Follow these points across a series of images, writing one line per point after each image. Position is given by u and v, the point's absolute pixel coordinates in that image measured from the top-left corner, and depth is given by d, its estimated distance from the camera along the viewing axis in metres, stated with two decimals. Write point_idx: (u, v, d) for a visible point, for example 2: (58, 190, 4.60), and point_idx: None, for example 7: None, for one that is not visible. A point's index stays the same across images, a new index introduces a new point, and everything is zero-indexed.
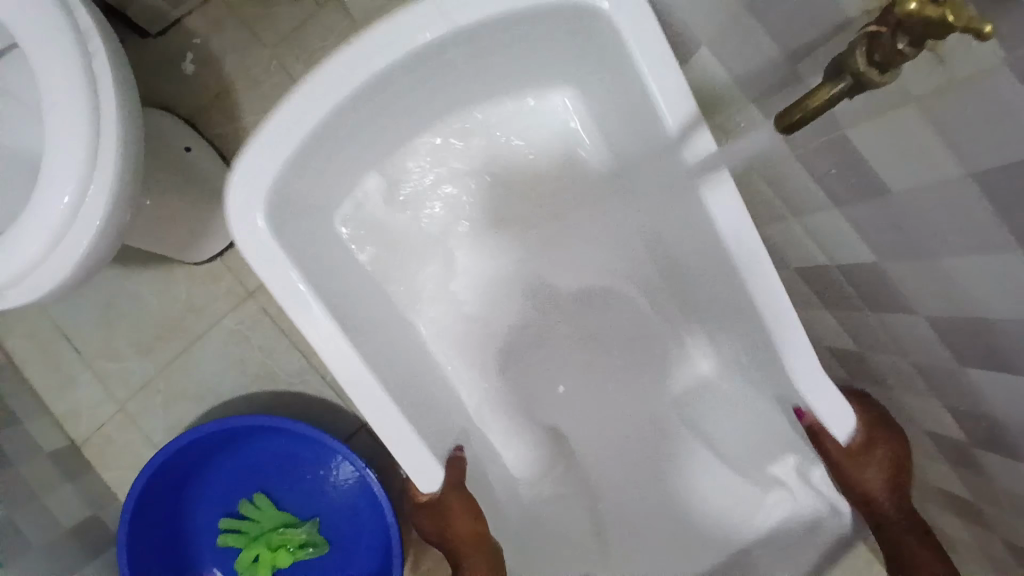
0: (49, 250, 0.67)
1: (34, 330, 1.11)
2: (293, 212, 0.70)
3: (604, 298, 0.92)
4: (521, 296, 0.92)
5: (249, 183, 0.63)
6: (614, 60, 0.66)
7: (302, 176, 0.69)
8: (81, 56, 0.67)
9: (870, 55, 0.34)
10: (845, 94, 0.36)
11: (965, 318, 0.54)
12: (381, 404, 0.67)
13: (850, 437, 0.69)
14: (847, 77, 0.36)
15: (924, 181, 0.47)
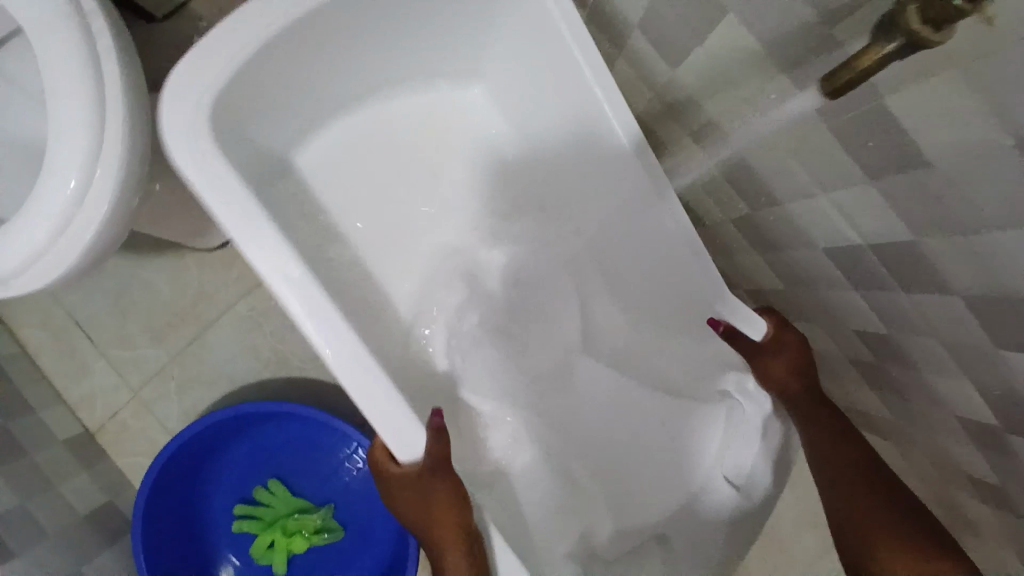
0: (53, 238, 0.65)
1: (48, 318, 1.11)
2: (230, 146, 0.66)
3: (528, 273, 0.91)
4: (451, 273, 0.89)
5: (184, 106, 0.60)
6: (572, 97, 0.74)
7: (230, 112, 0.66)
8: (82, 34, 0.65)
9: (924, 12, 0.32)
10: (900, 53, 0.34)
11: (1007, 296, 0.51)
12: (352, 340, 0.62)
13: (761, 334, 0.71)
14: (899, 37, 0.33)
15: (969, 151, 0.44)
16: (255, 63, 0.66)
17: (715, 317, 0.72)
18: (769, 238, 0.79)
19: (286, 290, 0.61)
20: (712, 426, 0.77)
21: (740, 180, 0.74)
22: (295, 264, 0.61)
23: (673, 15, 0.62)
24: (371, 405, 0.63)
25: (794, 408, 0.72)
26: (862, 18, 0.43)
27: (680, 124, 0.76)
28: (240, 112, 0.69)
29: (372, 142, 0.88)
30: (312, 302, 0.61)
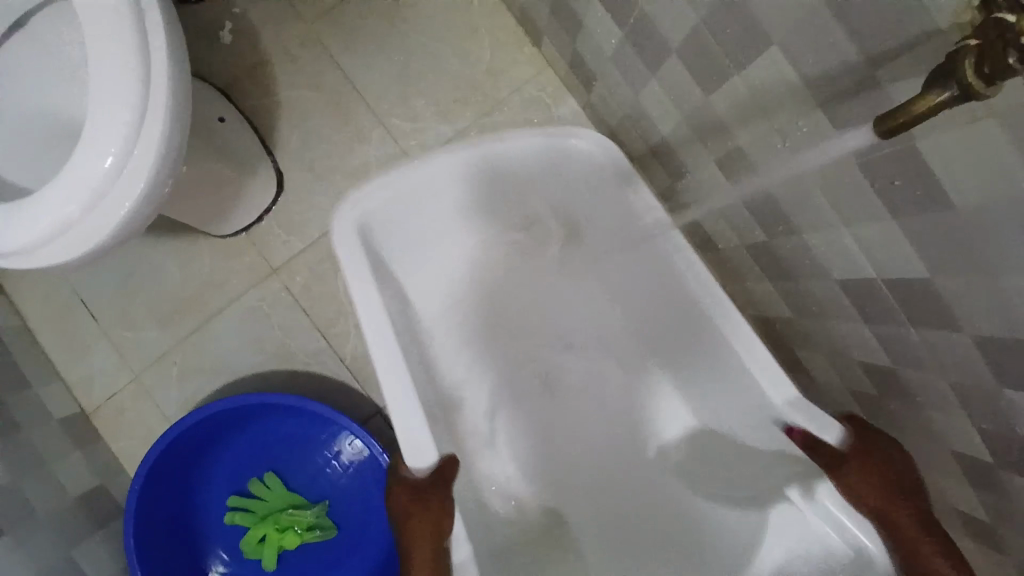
0: (86, 212, 0.66)
1: (54, 294, 1.10)
2: (383, 295, 0.82)
3: (598, 394, 1.04)
4: (530, 383, 1.05)
5: (352, 268, 0.77)
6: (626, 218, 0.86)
7: (376, 271, 0.82)
8: (132, 10, 0.66)
9: (979, 67, 0.34)
10: (952, 101, 0.37)
11: (1018, 339, 0.53)
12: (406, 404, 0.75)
13: (840, 441, 0.72)
14: (954, 86, 0.36)
15: (995, 198, 0.47)
16: (378, 219, 0.83)
17: (789, 426, 0.75)
18: (786, 267, 0.81)
19: (380, 354, 0.75)
20: (785, 532, 0.76)
21: (762, 209, 0.76)
22: (396, 353, 0.76)
23: (713, 42, 0.64)
24: (403, 420, 0.74)
25: (895, 531, 0.66)
26: (905, 59, 0.45)
27: (707, 148, 0.78)
28: (378, 268, 0.85)
29: (470, 286, 1.02)
30: (389, 361, 0.75)
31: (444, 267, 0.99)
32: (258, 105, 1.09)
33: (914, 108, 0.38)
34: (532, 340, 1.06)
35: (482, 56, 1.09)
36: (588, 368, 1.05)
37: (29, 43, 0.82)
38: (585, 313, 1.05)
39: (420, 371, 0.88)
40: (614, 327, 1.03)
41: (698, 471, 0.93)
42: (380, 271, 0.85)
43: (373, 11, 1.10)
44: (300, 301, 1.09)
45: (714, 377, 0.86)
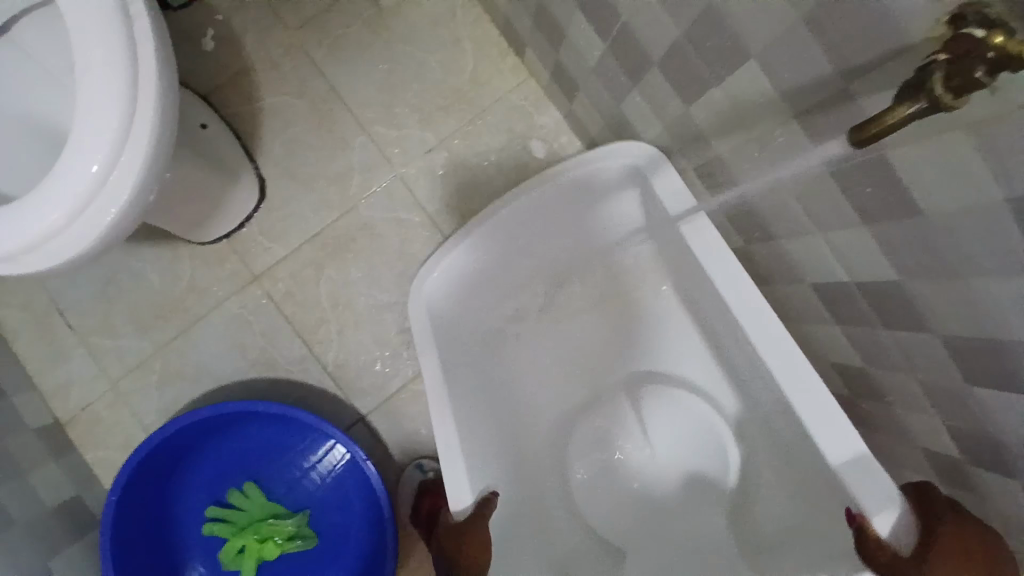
0: (72, 216, 0.66)
1: (29, 301, 1.08)
2: (450, 365, 0.86)
3: (673, 415, 0.98)
4: (602, 416, 1.00)
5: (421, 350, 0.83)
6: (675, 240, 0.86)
7: (444, 341, 0.87)
8: (121, 15, 0.66)
9: (947, 80, 0.37)
10: (919, 113, 0.39)
11: (984, 338, 0.56)
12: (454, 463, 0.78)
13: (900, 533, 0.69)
14: (923, 99, 0.39)
15: (960, 204, 0.50)
16: (439, 293, 0.87)
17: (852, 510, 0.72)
18: (764, 273, 0.84)
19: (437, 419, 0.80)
20: None
21: (742, 218, 0.78)
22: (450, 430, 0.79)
23: (693, 56, 0.66)
24: (451, 472, 0.78)
25: None
26: (877, 73, 0.48)
27: (688, 158, 0.81)
28: (447, 331, 0.88)
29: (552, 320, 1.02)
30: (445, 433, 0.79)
31: (525, 304, 1.00)
32: (241, 111, 1.08)
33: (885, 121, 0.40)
34: (604, 371, 1.02)
35: (466, 65, 1.10)
36: (653, 391, 0.99)
37: (11, 46, 0.81)
38: (668, 335, 0.99)
39: (478, 413, 0.88)
40: (687, 341, 0.97)
41: (758, 492, 0.91)
42: (449, 333, 0.89)
43: (357, 19, 1.11)
44: (283, 308, 1.08)
45: (767, 403, 0.85)
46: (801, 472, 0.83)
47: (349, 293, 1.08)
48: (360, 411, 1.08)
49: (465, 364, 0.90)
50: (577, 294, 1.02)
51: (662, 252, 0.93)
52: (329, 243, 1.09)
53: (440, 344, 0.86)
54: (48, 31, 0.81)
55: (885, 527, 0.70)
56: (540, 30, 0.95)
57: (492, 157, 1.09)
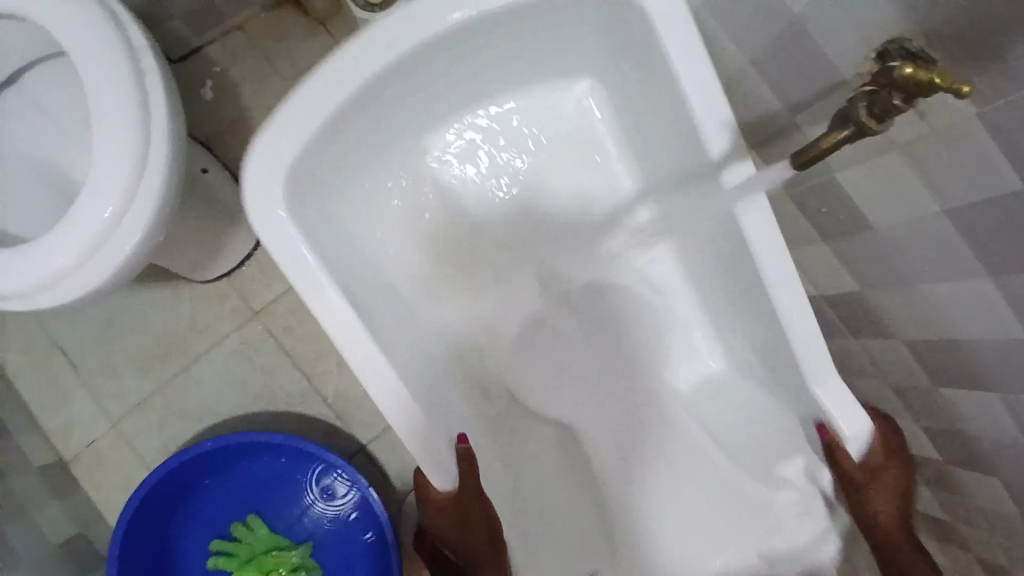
0: (85, 258, 0.71)
1: (31, 343, 1.10)
2: (347, 276, 0.70)
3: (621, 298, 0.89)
4: (526, 299, 0.91)
5: (307, 280, 0.65)
6: (666, 102, 0.70)
7: (322, 239, 0.69)
8: (133, 69, 0.72)
9: (870, 108, 0.43)
10: (849, 137, 0.45)
11: (938, 339, 0.61)
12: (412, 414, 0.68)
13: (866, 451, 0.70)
14: (851, 125, 0.44)
15: (902, 216, 0.55)
16: (296, 182, 0.66)
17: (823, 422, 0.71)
18: None
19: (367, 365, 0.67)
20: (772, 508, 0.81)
21: None
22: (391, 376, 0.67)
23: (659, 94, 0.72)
24: (407, 425, 0.68)
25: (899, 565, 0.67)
26: (819, 107, 0.54)
27: None
28: (317, 219, 0.70)
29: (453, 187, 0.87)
30: (379, 375, 0.67)
31: (428, 166, 0.85)
32: (239, 156, 1.14)
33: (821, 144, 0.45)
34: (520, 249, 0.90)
35: None
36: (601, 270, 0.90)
37: (17, 99, 0.86)
38: (599, 183, 0.88)
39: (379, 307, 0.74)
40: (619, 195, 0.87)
41: (728, 356, 0.86)
42: (320, 227, 0.70)
43: None
44: (282, 342, 1.11)
45: (736, 280, 0.75)
46: (779, 358, 0.74)
47: None
48: (360, 441, 1.11)
49: (353, 251, 0.74)
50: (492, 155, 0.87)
51: (620, 96, 0.82)
52: None
53: (320, 246, 0.68)
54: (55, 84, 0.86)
55: (856, 444, 0.70)
56: None
57: None
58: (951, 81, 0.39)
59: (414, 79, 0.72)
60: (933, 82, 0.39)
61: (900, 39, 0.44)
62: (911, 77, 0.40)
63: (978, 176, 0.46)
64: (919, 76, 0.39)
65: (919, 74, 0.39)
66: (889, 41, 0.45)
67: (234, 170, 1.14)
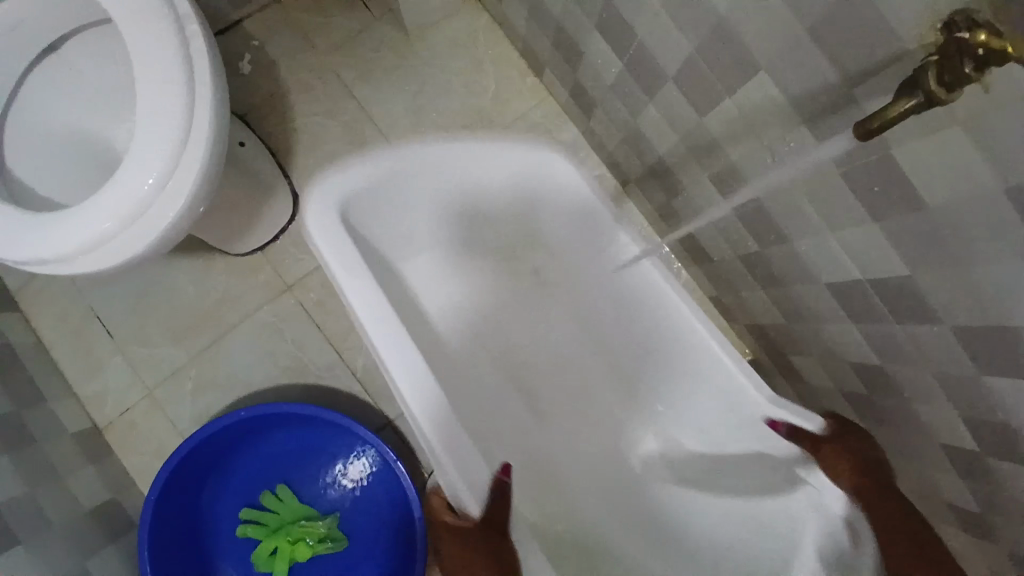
0: (129, 224, 0.72)
1: (68, 311, 1.13)
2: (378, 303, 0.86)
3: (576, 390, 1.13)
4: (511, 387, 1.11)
5: (366, 306, 0.80)
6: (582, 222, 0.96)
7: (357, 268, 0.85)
8: (177, 35, 0.72)
9: (940, 77, 0.41)
10: (915, 108, 0.44)
11: (988, 324, 0.61)
12: (453, 426, 0.81)
13: (820, 426, 0.83)
14: (919, 95, 0.43)
15: (962, 195, 0.53)
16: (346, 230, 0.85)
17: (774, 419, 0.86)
18: (778, 276, 0.88)
19: (418, 384, 0.80)
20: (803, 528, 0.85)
21: (754, 220, 0.82)
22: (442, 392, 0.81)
23: (705, 69, 0.70)
24: (451, 443, 0.81)
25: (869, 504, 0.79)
26: (880, 77, 0.52)
27: (701, 168, 0.85)
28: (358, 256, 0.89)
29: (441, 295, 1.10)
30: (429, 390, 0.80)
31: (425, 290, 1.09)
32: (276, 130, 1.14)
33: (887, 114, 0.44)
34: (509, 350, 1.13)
35: (485, 86, 1.16)
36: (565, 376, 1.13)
37: (56, 64, 0.87)
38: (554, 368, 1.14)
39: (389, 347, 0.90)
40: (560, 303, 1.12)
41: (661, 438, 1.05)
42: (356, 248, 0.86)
43: (385, 43, 1.16)
44: (313, 317, 1.12)
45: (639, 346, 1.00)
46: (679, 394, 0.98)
47: None
48: (386, 416, 1.12)
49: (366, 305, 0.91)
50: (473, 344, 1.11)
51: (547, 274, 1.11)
52: None
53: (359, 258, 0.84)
54: (98, 52, 0.88)
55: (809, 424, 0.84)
56: (559, 50, 0.99)
57: None
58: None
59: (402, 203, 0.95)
60: (1008, 50, 0.38)
61: (966, 9, 0.42)
62: (985, 44, 0.38)
63: None
64: (992, 44, 0.38)
65: (994, 41, 0.38)
66: (956, 12, 0.43)
67: (271, 144, 1.14)
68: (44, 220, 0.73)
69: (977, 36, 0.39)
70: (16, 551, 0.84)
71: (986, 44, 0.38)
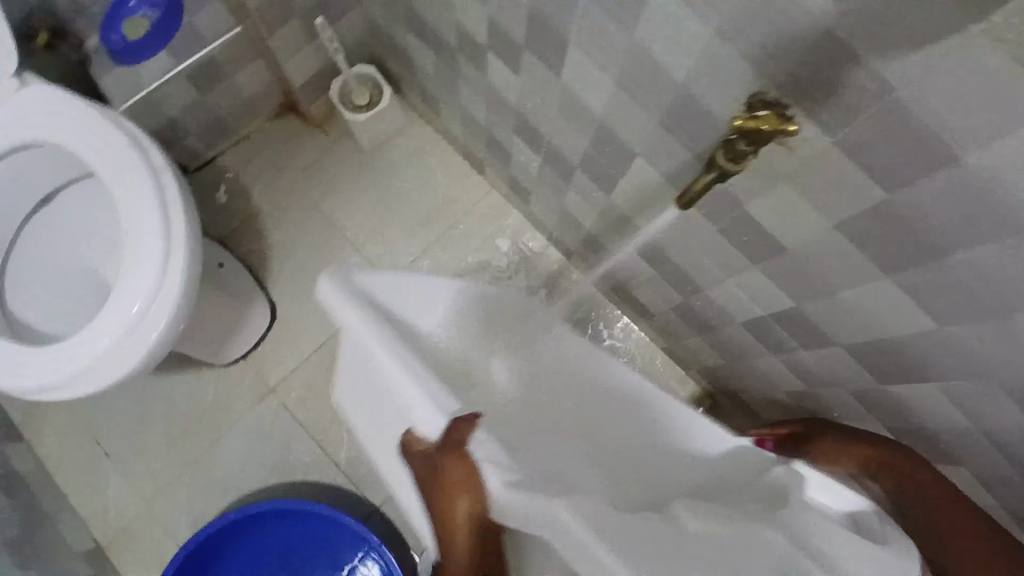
0: (119, 348, 0.82)
1: (67, 434, 1.20)
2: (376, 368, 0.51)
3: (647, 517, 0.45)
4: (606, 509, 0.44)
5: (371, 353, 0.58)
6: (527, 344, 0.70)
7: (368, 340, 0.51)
8: (154, 184, 0.85)
9: (724, 156, 0.56)
10: (718, 177, 0.58)
11: (869, 339, 0.70)
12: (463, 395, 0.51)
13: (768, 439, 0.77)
14: (716, 168, 0.57)
15: (807, 236, 0.65)
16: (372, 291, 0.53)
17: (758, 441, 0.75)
18: (707, 322, 0.97)
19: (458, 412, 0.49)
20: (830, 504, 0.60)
21: (672, 275, 0.93)
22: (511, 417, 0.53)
23: (600, 156, 0.83)
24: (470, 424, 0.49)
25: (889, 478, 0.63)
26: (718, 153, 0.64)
27: (620, 236, 0.97)
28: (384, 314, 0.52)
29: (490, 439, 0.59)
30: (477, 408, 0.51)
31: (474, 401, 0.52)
32: (252, 249, 1.27)
33: (697, 185, 0.59)
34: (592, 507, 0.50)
35: (435, 187, 1.30)
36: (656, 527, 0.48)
37: (50, 213, 1.00)
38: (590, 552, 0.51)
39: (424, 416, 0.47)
40: None
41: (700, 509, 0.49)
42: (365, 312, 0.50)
43: (343, 162, 1.32)
44: (297, 414, 1.20)
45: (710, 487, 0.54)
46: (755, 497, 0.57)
47: None
48: (373, 503, 1.17)
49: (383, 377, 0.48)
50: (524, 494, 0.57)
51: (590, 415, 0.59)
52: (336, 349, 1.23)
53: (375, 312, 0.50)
54: (85, 196, 1.00)
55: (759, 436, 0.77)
56: (492, 151, 1.13)
57: (468, 258, 1.27)
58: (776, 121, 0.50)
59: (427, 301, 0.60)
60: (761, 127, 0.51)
61: (758, 92, 0.54)
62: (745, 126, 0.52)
63: (850, 194, 0.56)
64: (748, 125, 0.51)
65: (749, 123, 0.51)
66: (753, 95, 0.55)
67: (248, 261, 1.26)
68: (43, 354, 0.82)
69: (736, 122, 0.52)
70: None
71: (744, 126, 0.52)
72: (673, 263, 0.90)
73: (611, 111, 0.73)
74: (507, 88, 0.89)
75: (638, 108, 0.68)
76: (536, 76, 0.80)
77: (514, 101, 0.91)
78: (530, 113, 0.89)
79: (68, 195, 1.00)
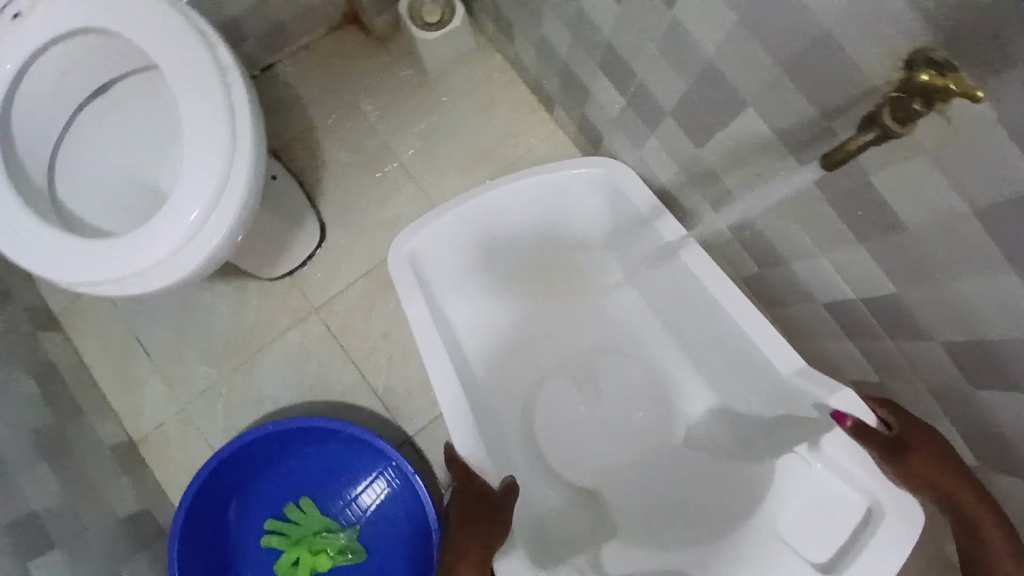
0: (173, 252, 0.79)
1: (109, 332, 1.20)
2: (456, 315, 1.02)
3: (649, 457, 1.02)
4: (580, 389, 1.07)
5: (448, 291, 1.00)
6: (574, 197, 0.96)
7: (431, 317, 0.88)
8: (221, 82, 0.80)
9: (893, 114, 0.49)
10: (876, 139, 0.51)
11: (972, 339, 0.65)
12: (456, 401, 0.83)
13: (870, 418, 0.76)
14: (877, 128, 0.50)
15: (935, 218, 0.58)
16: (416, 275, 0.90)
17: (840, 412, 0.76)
18: (778, 296, 0.92)
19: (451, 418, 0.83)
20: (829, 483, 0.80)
21: (753, 242, 0.87)
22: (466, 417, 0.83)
23: (699, 104, 0.76)
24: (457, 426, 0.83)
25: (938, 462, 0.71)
26: (851, 113, 0.57)
27: (701, 196, 0.90)
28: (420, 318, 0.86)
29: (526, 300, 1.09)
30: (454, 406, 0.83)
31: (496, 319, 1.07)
32: (304, 164, 1.23)
33: (848, 146, 0.52)
34: (579, 337, 1.09)
35: (499, 121, 1.23)
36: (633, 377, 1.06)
37: (106, 106, 0.97)
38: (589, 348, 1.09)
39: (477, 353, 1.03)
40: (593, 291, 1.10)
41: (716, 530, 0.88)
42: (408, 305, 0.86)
43: (405, 82, 1.25)
44: (337, 338, 1.19)
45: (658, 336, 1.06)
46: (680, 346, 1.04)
47: (398, 325, 1.19)
48: (405, 433, 1.16)
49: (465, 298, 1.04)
50: (573, 304, 1.10)
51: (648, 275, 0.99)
52: (383, 278, 1.20)
53: (414, 319, 0.85)
54: (145, 91, 0.97)
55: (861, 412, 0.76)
56: (568, 88, 1.06)
57: None
58: (967, 85, 0.44)
59: (479, 220, 0.93)
60: (950, 88, 0.45)
61: (924, 48, 0.48)
62: (928, 83, 0.46)
63: (1007, 179, 0.49)
64: (934, 83, 0.45)
65: (935, 80, 0.45)
66: (916, 51, 0.49)
67: (300, 177, 1.22)
68: (98, 247, 0.80)
69: (919, 77, 0.46)
70: (53, 554, 0.89)
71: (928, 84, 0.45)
72: (758, 230, 0.84)
73: (725, 53, 0.66)
74: (603, 18, 0.81)
75: (765, 53, 0.61)
76: (644, 6, 0.72)
77: (609, 34, 0.83)
78: (624, 48, 0.81)
79: (126, 89, 0.97)
